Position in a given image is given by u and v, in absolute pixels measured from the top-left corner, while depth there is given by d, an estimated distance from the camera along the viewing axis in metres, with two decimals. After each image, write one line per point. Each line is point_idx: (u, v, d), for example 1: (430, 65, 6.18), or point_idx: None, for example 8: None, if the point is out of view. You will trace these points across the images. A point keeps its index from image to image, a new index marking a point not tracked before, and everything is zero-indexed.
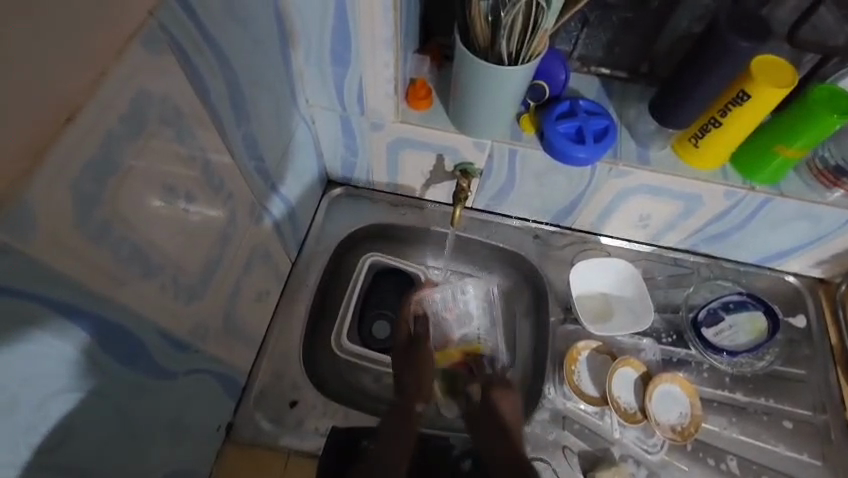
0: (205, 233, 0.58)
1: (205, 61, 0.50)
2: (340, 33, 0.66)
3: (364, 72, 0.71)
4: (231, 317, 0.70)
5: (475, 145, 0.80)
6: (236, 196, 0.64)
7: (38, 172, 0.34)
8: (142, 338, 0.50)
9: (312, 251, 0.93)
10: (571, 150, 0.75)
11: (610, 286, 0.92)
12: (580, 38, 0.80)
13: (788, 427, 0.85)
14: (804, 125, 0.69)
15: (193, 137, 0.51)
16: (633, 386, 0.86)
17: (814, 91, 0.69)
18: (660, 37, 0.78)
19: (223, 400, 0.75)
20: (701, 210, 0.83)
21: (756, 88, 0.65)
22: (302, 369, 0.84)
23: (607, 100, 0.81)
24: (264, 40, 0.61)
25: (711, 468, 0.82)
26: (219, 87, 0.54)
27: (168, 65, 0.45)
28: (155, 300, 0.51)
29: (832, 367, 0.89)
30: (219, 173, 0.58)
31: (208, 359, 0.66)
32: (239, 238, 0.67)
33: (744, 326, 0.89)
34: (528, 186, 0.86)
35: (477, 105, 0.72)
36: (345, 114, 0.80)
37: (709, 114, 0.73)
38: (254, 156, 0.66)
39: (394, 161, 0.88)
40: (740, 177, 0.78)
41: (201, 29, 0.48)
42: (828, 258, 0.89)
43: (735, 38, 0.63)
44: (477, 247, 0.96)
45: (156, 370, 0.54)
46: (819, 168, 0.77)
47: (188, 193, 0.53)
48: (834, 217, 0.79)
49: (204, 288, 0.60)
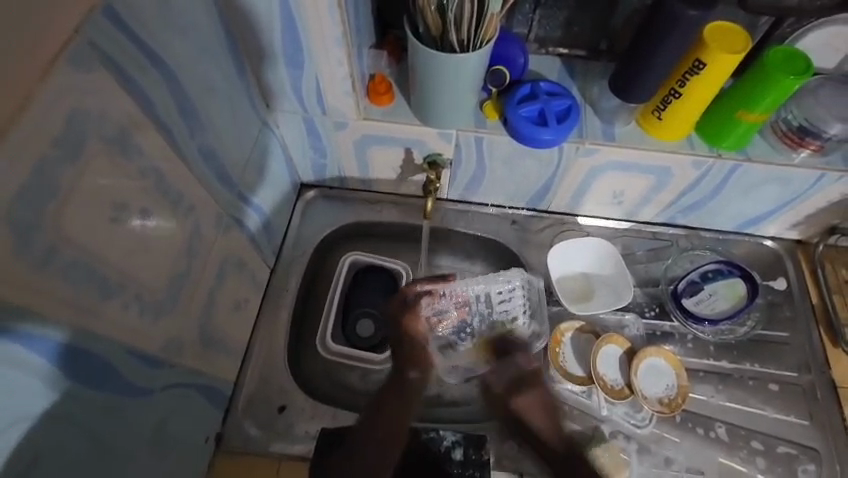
0: (170, 247, 0.58)
1: (146, 75, 0.50)
2: (289, 34, 0.65)
3: (320, 74, 0.71)
4: (206, 329, 0.70)
5: (440, 136, 0.80)
6: (198, 208, 0.63)
7: None
8: (107, 357, 0.50)
9: (290, 256, 0.92)
10: (535, 134, 0.75)
11: (589, 265, 0.92)
12: (535, 19, 0.79)
13: (775, 390, 0.86)
14: (764, 88, 0.69)
15: (141, 151, 0.51)
16: (618, 363, 0.86)
17: (770, 54, 0.69)
18: (616, 13, 0.77)
19: (209, 411, 0.75)
20: (672, 182, 0.84)
21: (710, 57, 0.65)
22: (288, 374, 0.84)
23: (569, 80, 0.81)
24: (210, 47, 0.61)
25: (700, 438, 0.82)
26: (165, 100, 0.53)
27: (103, 82, 0.44)
28: (118, 321, 0.51)
29: (814, 327, 0.89)
30: (176, 185, 0.58)
31: (186, 373, 0.65)
32: (207, 250, 0.66)
33: (723, 293, 0.89)
34: (500, 172, 0.86)
35: (436, 97, 0.72)
36: (307, 116, 0.79)
37: (668, 86, 0.73)
38: (214, 166, 0.65)
39: (363, 159, 0.88)
40: (706, 145, 0.78)
41: (136, 42, 0.47)
42: (802, 219, 0.89)
43: (682, 9, 0.62)
44: (455, 237, 0.96)
45: (128, 388, 0.54)
46: (784, 130, 0.77)
47: (141, 210, 0.52)
48: (803, 178, 0.79)
49: (173, 303, 0.60)
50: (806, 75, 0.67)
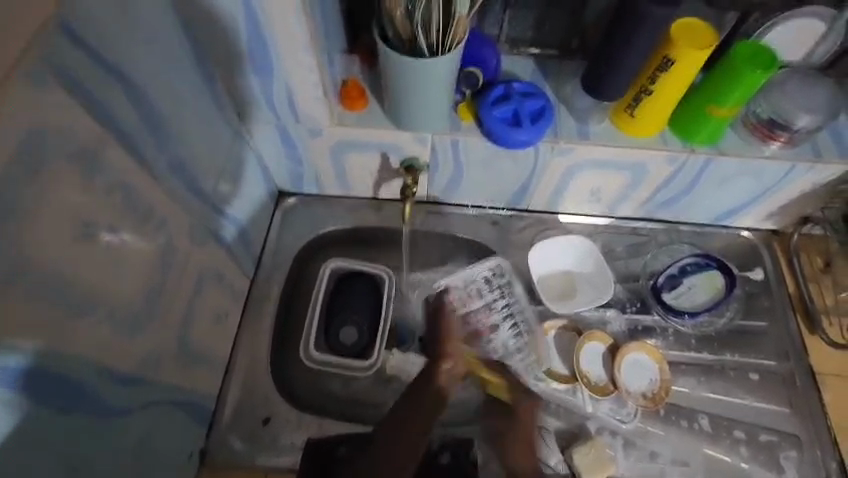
0: (142, 263, 0.57)
1: (109, 90, 0.48)
2: (256, 42, 0.64)
3: (290, 81, 0.70)
4: (185, 344, 0.68)
5: (416, 140, 0.79)
6: (171, 223, 0.62)
7: None
8: (78, 379, 0.49)
9: (270, 265, 0.91)
10: (510, 134, 0.75)
11: (571, 263, 0.93)
12: (506, 20, 0.79)
13: (755, 379, 0.87)
14: (733, 83, 0.70)
15: (107, 168, 0.49)
16: (602, 360, 0.87)
17: (737, 48, 0.70)
18: (585, 11, 0.77)
19: (192, 427, 0.74)
20: (648, 179, 0.84)
21: (678, 53, 0.66)
22: (272, 385, 0.84)
23: (543, 80, 0.81)
24: (176, 59, 0.59)
25: (684, 430, 0.83)
26: (129, 115, 0.52)
27: (63, 101, 0.43)
28: (89, 341, 0.50)
29: (792, 315, 0.91)
30: (145, 201, 0.56)
31: (165, 390, 0.64)
32: (183, 265, 0.65)
33: (702, 286, 0.90)
34: (478, 174, 0.86)
35: (410, 101, 0.72)
36: (281, 124, 0.78)
37: (639, 84, 0.73)
38: (185, 179, 0.64)
39: (340, 165, 0.87)
40: (679, 140, 0.79)
41: (96, 57, 0.46)
42: (776, 210, 0.91)
43: (648, 7, 0.63)
44: (436, 240, 0.96)
45: (103, 409, 0.53)
46: (754, 122, 0.78)
47: (110, 228, 0.51)
48: (774, 170, 0.80)
49: (148, 320, 0.59)
50: (771, 69, 0.68)
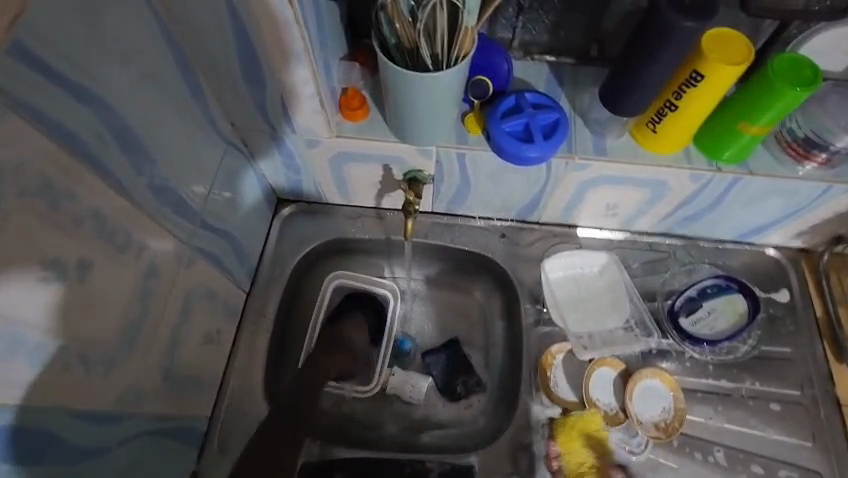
0: (119, 295, 0.53)
1: (75, 113, 0.44)
2: (247, 52, 0.59)
3: (285, 93, 0.65)
4: (172, 370, 0.65)
5: (420, 152, 0.75)
6: (155, 247, 0.58)
7: None
8: (48, 426, 0.45)
9: (267, 278, 0.88)
10: (520, 151, 0.69)
11: (583, 281, 0.87)
12: (520, 24, 0.73)
13: (776, 409, 0.82)
14: (769, 100, 0.64)
15: (78, 199, 0.45)
16: (613, 386, 0.82)
17: (776, 61, 0.63)
18: (607, 15, 0.71)
19: (181, 452, 0.71)
20: (669, 195, 0.79)
21: (709, 68, 0.60)
22: (266, 404, 0.81)
23: (558, 88, 0.75)
24: (158, 71, 0.55)
25: (699, 463, 0.79)
26: (103, 138, 0.48)
27: (17, 129, 0.39)
28: (57, 385, 0.46)
29: (818, 341, 0.85)
30: (124, 229, 0.52)
31: (151, 421, 0.61)
32: (168, 290, 0.62)
33: (723, 311, 0.85)
34: (485, 188, 0.81)
35: (411, 115, 0.67)
36: (277, 134, 0.74)
37: (663, 97, 0.67)
38: (171, 199, 0.60)
39: (340, 175, 0.82)
40: (705, 158, 0.72)
41: (60, 78, 0.42)
42: (807, 229, 0.84)
43: (676, 19, 0.56)
44: (441, 252, 0.91)
45: (78, 453, 0.50)
46: (788, 140, 0.72)
47: (80, 263, 0.47)
48: (807, 190, 0.74)
49: (129, 352, 0.56)
50: (813, 86, 0.61)
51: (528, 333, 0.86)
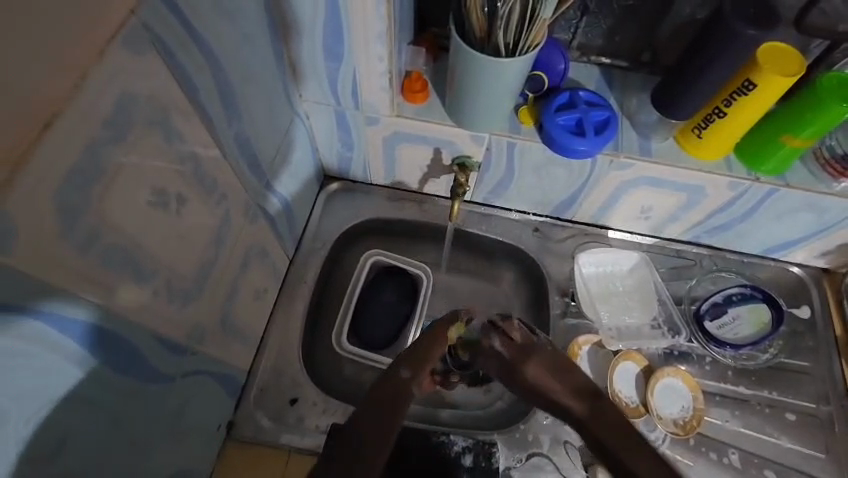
0: (197, 235, 0.57)
1: (191, 59, 0.49)
2: (332, 25, 0.64)
3: (359, 68, 0.70)
4: (227, 317, 0.69)
5: (473, 138, 0.79)
6: (229, 197, 0.62)
7: (12, 192, 0.33)
8: (134, 342, 0.49)
9: (310, 247, 0.92)
10: (571, 143, 0.73)
11: (613, 278, 0.91)
12: (581, 26, 0.78)
13: (792, 419, 0.84)
14: (813, 114, 0.67)
15: (182, 138, 0.50)
16: (635, 381, 0.85)
17: (822, 79, 0.67)
18: (662, 25, 0.75)
19: (223, 399, 0.74)
20: (704, 202, 0.82)
21: (762, 78, 0.63)
22: (301, 367, 0.84)
23: (608, 90, 0.79)
24: (253, 33, 0.59)
25: (713, 463, 0.81)
26: (207, 87, 0.52)
27: (151, 65, 0.44)
28: (146, 305, 0.50)
29: (837, 358, 0.88)
30: (210, 173, 0.56)
31: (205, 360, 0.65)
32: (234, 240, 0.66)
33: (748, 318, 0.88)
34: (528, 180, 0.85)
35: (473, 99, 0.71)
36: (340, 109, 0.79)
37: (712, 105, 0.71)
38: (246, 155, 0.64)
39: (391, 155, 0.87)
40: (745, 168, 0.76)
41: (185, 25, 0.47)
42: (833, 249, 0.88)
43: (740, 27, 0.60)
44: (476, 240, 0.95)
45: (150, 374, 0.53)
46: (827, 157, 0.75)
47: (177, 197, 0.51)
48: (840, 207, 0.77)
49: (198, 291, 0.60)
50: None
51: (555, 324, 0.89)
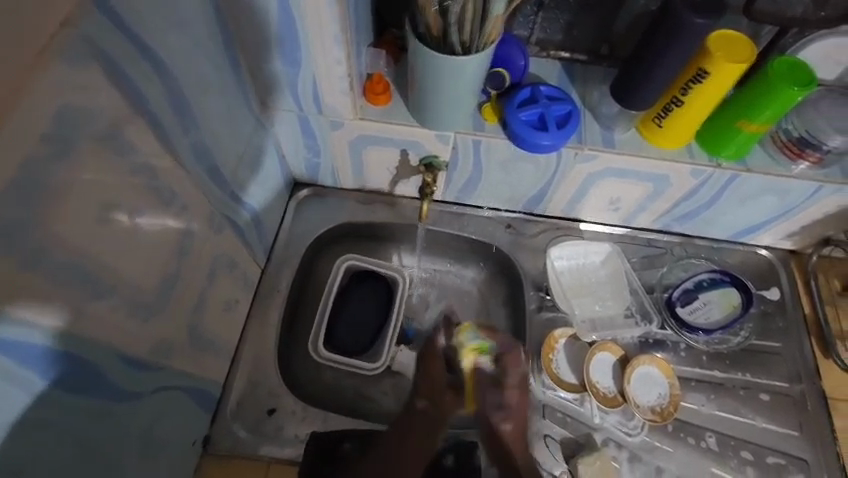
0: (158, 249, 0.55)
1: (140, 70, 0.48)
2: (287, 30, 0.64)
3: (316, 71, 0.69)
4: (196, 330, 0.68)
5: (438, 138, 0.78)
6: (191, 208, 0.61)
7: None
8: (94, 361, 0.48)
9: (281, 256, 0.91)
10: (535, 139, 0.73)
11: (586, 270, 0.92)
12: (538, 22, 0.78)
13: (766, 400, 0.86)
14: (766, 99, 0.69)
15: (134, 151, 0.49)
16: (612, 371, 0.86)
17: (773, 65, 0.68)
18: (618, 18, 0.76)
19: (197, 415, 0.73)
20: (670, 191, 0.83)
21: (714, 65, 0.64)
22: (278, 377, 0.83)
23: (569, 84, 0.80)
24: (206, 42, 0.59)
25: (692, 447, 0.82)
26: (159, 98, 0.51)
27: (95, 77, 0.42)
28: (105, 323, 0.49)
29: (806, 337, 0.89)
30: (168, 185, 0.55)
31: (175, 376, 0.64)
32: (199, 252, 0.64)
33: (718, 303, 0.89)
34: (496, 177, 0.85)
35: (434, 98, 0.71)
36: (303, 114, 0.78)
37: (669, 94, 0.72)
38: (207, 165, 0.63)
39: (358, 158, 0.86)
40: (706, 154, 0.77)
41: (130, 35, 0.46)
42: (797, 230, 0.89)
43: (690, 16, 0.61)
44: (450, 239, 0.95)
45: (113, 393, 0.52)
46: (783, 140, 0.76)
47: (131, 211, 0.50)
48: (800, 189, 0.79)
49: (163, 306, 0.58)
50: (810, 87, 0.66)
51: (530, 319, 0.89)
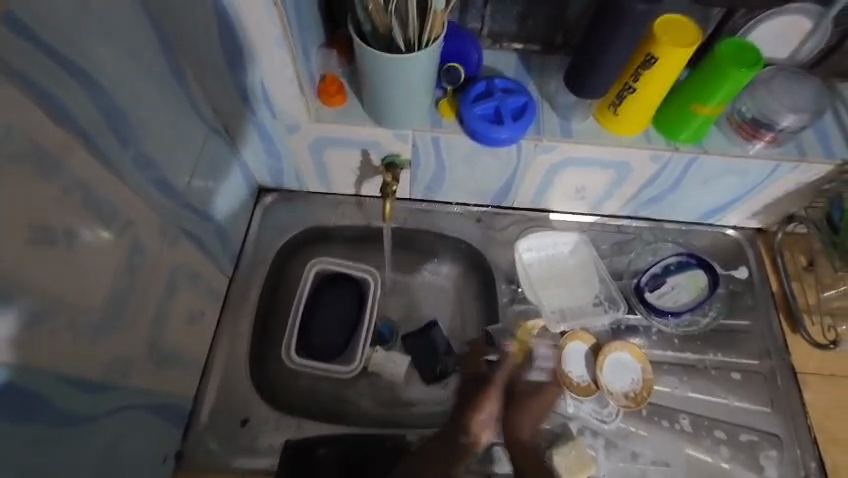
0: (103, 268, 0.54)
1: (65, 87, 0.46)
2: None
3: (265, 74, 0.69)
4: (157, 346, 0.67)
5: (395, 137, 0.78)
6: (139, 224, 0.60)
7: None
8: (35, 387, 0.47)
9: (249, 264, 0.89)
10: (491, 133, 0.73)
11: (555, 260, 0.92)
12: (489, 14, 0.78)
13: (738, 378, 0.87)
14: (717, 82, 0.69)
15: (64, 170, 0.47)
16: (585, 360, 0.87)
17: (721, 47, 0.69)
18: (569, 6, 0.76)
19: (165, 430, 0.72)
20: (632, 177, 0.83)
21: (661, 50, 0.64)
22: (250, 386, 0.82)
23: (526, 76, 0.80)
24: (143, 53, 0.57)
25: (666, 429, 0.83)
26: (91, 114, 0.50)
27: (11, 98, 0.41)
28: (44, 347, 0.48)
29: (775, 314, 0.90)
30: (109, 202, 0.54)
31: (135, 394, 0.63)
32: (153, 267, 0.63)
33: (686, 285, 0.90)
34: (460, 172, 0.85)
35: (385, 97, 0.70)
36: (257, 119, 0.77)
37: (622, 80, 0.72)
38: (155, 179, 0.62)
39: (320, 161, 0.85)
40: (664, 139, 0.77)
41: (49, 52, 0.44)
42: (761, 209, 0.90)
43: (631, 3, 0.61)
44: (420, 237, 0.94)
45: (62, 416, 0.51)
46: (738, 121, 0.77)
47: (67, 231, 0.49)
48: (758, 168, 0.79)
49: (114, 324, 0.57)
50: (757, 67, 0.66)
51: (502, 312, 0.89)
